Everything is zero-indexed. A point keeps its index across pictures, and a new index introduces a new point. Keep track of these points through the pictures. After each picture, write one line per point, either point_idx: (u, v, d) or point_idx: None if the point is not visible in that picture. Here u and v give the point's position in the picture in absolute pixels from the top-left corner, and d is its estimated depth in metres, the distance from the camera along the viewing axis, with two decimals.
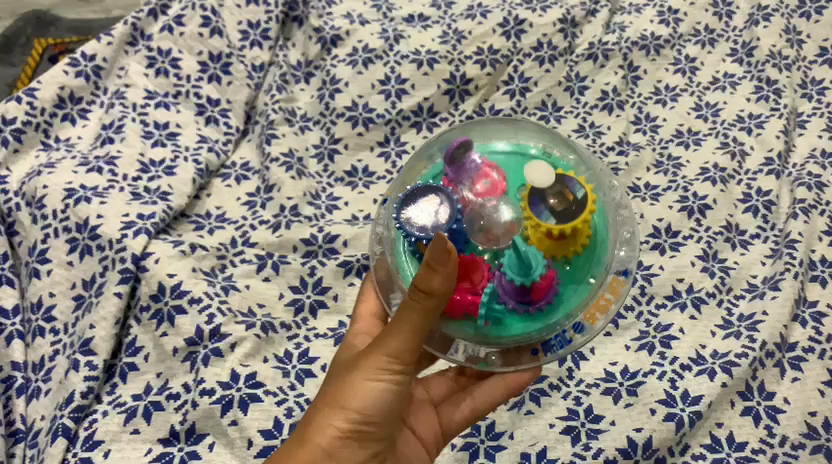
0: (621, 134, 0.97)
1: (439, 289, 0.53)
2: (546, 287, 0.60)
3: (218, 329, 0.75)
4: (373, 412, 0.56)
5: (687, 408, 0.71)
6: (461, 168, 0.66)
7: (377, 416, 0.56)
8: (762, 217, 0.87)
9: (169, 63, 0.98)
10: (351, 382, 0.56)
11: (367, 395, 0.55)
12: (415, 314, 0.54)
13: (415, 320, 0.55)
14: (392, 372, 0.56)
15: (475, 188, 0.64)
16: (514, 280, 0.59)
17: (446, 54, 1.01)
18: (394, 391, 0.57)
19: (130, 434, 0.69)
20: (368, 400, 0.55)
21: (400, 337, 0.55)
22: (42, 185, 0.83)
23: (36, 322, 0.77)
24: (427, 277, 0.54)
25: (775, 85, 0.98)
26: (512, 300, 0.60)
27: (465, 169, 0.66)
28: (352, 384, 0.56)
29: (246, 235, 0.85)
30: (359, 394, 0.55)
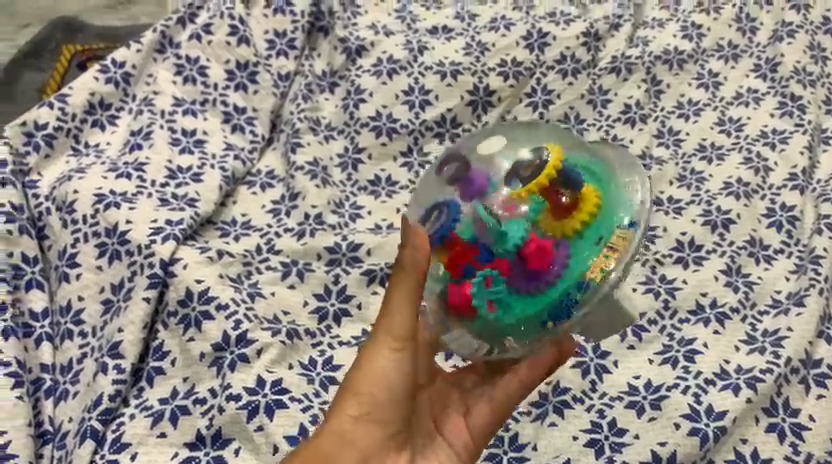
0: (644, 147, 0.97)
1: (413, 263, 0.53)
2: (538, 252, 0.56)
3: (245, 335, 0.76)
4: (383, 397, 0.56)
5: (712, 423, 0.71)
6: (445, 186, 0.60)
7: (388, 399, 0.56)
8: (786, 232, 0.87)
9: (197, 71, 0.99)
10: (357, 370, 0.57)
11: (372, 380, 0.56)
12: (406, 285, 0.53)
13: (407, 299, 0.54)
14: (396, 355, 0.55)
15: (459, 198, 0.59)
16: (498, 252, 0.57)
17: (470, 66, 1.02)
18: (402, 373, 0.56)
19: (157, 437, 0.71)
20: (374, 386, 0.56)
21: (399, 311, 0.54)
22: (73, 190, 0.85)
23: (64, 326, 0.79)
24: (403, 255, 0.53)
25: (799, 101, 0.99)
26: (513, 279, 0.57)
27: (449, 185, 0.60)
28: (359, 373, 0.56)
29: (272, 242, 0.86)
30: (366, 384, 0.56)
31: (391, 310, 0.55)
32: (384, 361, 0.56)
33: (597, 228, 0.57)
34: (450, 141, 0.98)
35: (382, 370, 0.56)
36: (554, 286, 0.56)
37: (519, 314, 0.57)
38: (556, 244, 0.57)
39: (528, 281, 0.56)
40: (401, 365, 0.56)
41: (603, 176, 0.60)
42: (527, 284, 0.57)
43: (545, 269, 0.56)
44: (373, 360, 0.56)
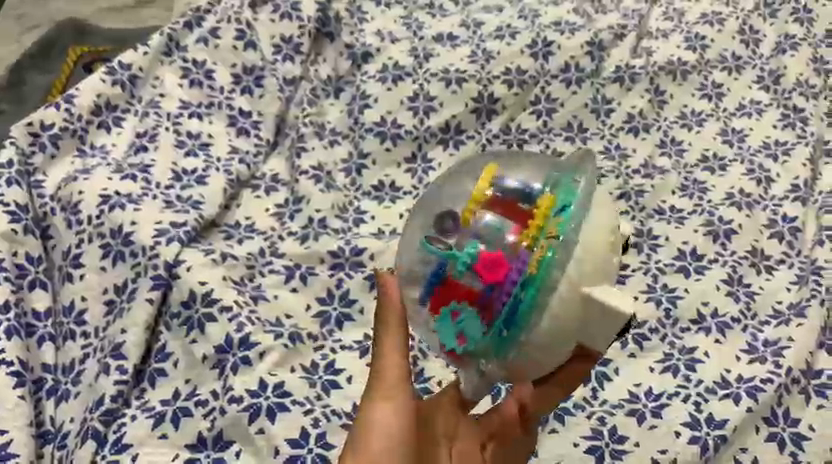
0: (646, 157, 0.97)
1: (394, 297, 0.58)
2: (488, 267, 0.53)
3: (248, 338, 0.76)
4: (388, 431, 0.57)
5: (712, 431, 0.72)
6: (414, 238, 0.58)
7: (395, 433, 0.57)
8: (788, 243, 0.87)
9: (204, 75, 1.00)
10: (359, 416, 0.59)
11: (375, 415, 0.58)
12: (391, 330, 0.59)
13: (396, 333, 0.58)
14: (394, 387, 0.59)
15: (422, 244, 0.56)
16: (453, 279, 0.54)
17: (475, 73, 1.03)
18: (404, 404, 0.58)
19: (158, 439, 0.71)
20: (379, 421, 0.57)
21: (388, 354, 0.59)
22: (78, 190, 0.85)
23: (67, 326, 0.79)
24: (382, 295, 0.59)
25: (802, 113, 1.00)
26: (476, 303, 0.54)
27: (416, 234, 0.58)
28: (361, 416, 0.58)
29: (275, 247, 0.87)
30: (370, 423, 0.57)
31: (383, 348, 0.59)
32: (383, 395, 0.58)
33: (548, 226, 0.53)
34: (454, 148, 0.99)
35: (384, 404, 0.58)
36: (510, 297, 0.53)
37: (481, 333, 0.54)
38: (511, 256, 0.53)
39: (485, 299, 0.53)
40: (401, 395, 0.59)
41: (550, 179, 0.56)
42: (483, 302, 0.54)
43: (499, 281, 0.53)
44: (372, 402, 0.58)
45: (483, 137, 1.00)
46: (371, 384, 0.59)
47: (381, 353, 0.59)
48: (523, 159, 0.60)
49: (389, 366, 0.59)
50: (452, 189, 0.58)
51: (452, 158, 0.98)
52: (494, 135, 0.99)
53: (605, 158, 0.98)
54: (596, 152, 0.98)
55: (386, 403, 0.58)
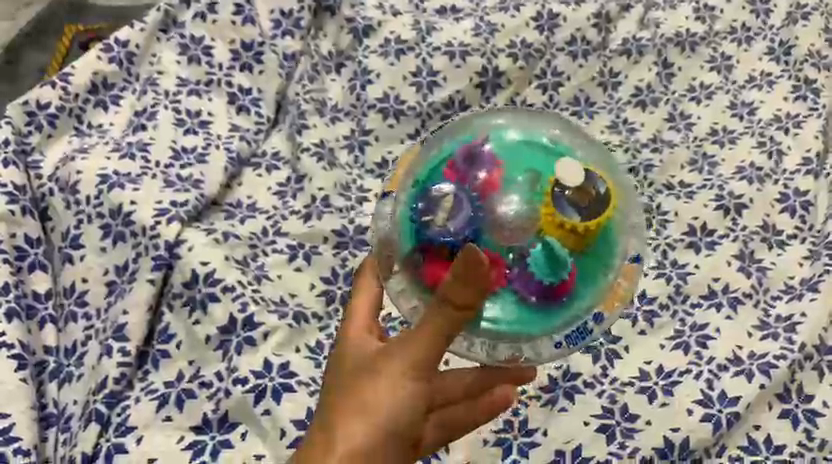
0: (655, 131, 0.95)
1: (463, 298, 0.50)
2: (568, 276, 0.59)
3: (252, 318, 0.75)
4: (386, 426, 0.51)
5: (725, 409, 0.71)
6: (471, 166, 0.60)
7: (392, 428, 0.52)
8: (800, 217, 0.86)
9: (202, 51, 0.97)
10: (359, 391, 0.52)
11: (394, 397, 0.52)
12: (441, 324, 0.51)
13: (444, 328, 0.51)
14: (410, 380, 0.52)
15: (486, 186, 0.58)
16: (534, 271, 0.57)
17: (479, 47, 1.00)
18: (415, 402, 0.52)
19: (162, 421, 0.70)
20: (384, 412, 0.52)
21: (426, 345, 0.51)
22: (76, 170, 0.83)
23: (69, 307, 0.78)
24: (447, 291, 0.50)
25: (814, 84, 0.98)
26: (533, 295, 0.58)
27: (475, 167, 0.60)
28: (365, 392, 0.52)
29: (278, 225, 0.85)
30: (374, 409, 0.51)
31: (419, 335, 0.51)
32: (396, 385, 0.52)
33: (611, 254, 0.61)
34: None
35: (396, 396, 0.52)
36: (558, 302, 0.59)
37: (516, 321, 0.59)
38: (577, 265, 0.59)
39: (543, 291, 0.58)
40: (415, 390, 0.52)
41: (621, 198, 0.62)
42: (532, 294, 0.58)
43: (561, 289, 0.59)
44: (392, 381, 0.52)
45: None
46: (388, 366, 0.52)
47: (412, 339, 0.52)
48: (572, 138, 0.65)
49: (415, 359, 0.52)
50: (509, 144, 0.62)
51: None
52: None
53: (612, 133, 0.96)
54: (602, 127, 0.96)
55: (397, 395, 0.52)
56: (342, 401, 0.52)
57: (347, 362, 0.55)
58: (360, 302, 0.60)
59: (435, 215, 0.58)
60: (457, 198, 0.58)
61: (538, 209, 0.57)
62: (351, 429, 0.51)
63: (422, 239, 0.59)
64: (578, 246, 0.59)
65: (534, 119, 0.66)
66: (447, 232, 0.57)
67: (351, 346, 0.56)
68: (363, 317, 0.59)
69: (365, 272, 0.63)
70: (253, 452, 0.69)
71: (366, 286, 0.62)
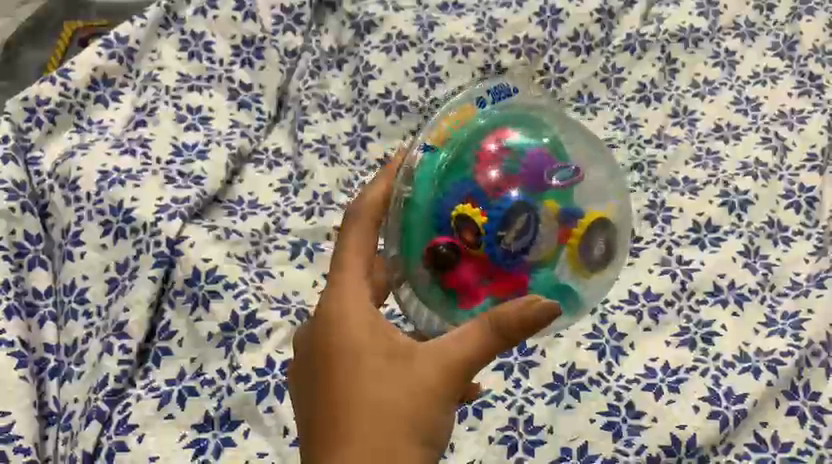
0: (658, 127, 0.95)
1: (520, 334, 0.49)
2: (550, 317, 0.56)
3: (253, 315, 0.75)
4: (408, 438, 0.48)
5: (731, 406, 0.70)
6: (540, 180, 0.53)
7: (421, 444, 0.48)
8: (805, 213, 0.85)
9: (203, 47, 0.97)
10: (390, 397, 0.48)
11: (428, 402, 0.49)
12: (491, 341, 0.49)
13: (479, 354, 0.49)
14: (445, 404, 0.49)
15: (550, 213, 0.53)
16: None
17: (481, 42, 1.00)
18: (445, 428, 0.50)
19: (164, 419, 0.70)
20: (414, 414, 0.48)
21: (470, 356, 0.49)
22: (76, 167, 0.83)
23: (69, 305, 0.77)
24: (507, 321, 0.48)
25: (818, 80, 0.98)
26: None
27: (543, 184, 0.53)
28: (395, 406, 0.48)
29: (280, 223, 0.85)
30: (407, 427, 0.48)
31: (465, 345, 0.49)
32: (427, 398, 0.49)
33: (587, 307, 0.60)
34: None
35: (430, 412, 0.49)
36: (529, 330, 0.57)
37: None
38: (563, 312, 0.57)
39: None
40: (447, 415, 0.50)
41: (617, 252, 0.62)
42: None
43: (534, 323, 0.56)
44: (427, 384, 0.49)
45: None
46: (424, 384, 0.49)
47: (452, 353, 0.49)
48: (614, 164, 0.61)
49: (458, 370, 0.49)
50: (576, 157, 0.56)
51: None
52: None
53: (615, 129, 0.95)
54: (606, 123, 0.96)
55: (432, 412, 0.49)
56: (371, 410, 0.48)
57: (369, 353, 0.50)
58: (349, 266, 0.53)
59: (504, 228, 0.52)
60: (525, 220, 0.52)
61: (572, 254, 0.53)
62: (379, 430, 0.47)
63: (459, 235, 0.52)
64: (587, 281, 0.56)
65: (578, 135, 0.58)
66: (503, 249, 0.52)
67: (362, 337, 0.51)
68: (355, 295, 0.52)
69: (363, 225, 0.54)
70: (254, 451, 0.69)
71: (355, 228, 0.54)
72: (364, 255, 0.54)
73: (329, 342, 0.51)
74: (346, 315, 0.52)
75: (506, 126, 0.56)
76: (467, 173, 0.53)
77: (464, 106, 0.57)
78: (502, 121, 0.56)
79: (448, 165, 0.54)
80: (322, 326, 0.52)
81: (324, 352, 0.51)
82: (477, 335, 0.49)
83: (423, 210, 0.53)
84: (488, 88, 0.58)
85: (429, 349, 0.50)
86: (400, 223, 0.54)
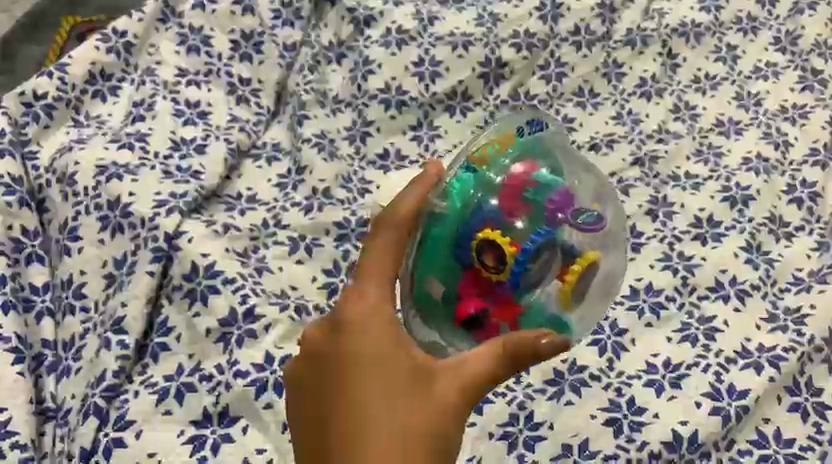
0: (660, 121, 0.94)
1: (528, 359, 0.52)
2: None
3: (253, 310, 0.74)
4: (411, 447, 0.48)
5: (733, 402, 0.70)
6: (556, 216, 0.56)
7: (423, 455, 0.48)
8: (807, 209, 0.85)
9: (201, 41, 0.96)
10: (401, 405, 0.49)
11: (436, 415, 0.49)
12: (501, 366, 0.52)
13: (488, 374, 0.51)
14: (450, 420, 0.50)
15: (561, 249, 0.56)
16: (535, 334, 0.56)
17: (482, 37, 0.99)
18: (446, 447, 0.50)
19: (162, 415, 0.69)
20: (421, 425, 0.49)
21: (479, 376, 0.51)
22: (74, 161, 0.82)
23: (66, 300, 0.76)
24: (519, 346, 0.51)
25: (820, 75, 0.97)
26: None
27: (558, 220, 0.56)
28: (404, 414, 0.49)
29: (279, 218, 0.84)
30: (411, 435, 0.48)
31: (476, 365, 0.52)
32: (436, 412, 0.50)
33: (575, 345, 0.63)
34: (460, 115, 0.96)
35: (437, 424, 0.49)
36: None
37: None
38: None
39: None
40: (450, 433, 0.50)
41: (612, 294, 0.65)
42: None
43: None
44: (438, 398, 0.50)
45: (491, 104, 0.97)
46: (434, 398, 0.50)
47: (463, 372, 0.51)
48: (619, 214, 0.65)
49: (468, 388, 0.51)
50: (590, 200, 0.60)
51: (459, 126, 0.95)
52: (502, 102, 0.97)
53: (616, 124, 0.95)
54: (607, 118, 0.95)
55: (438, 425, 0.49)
56: (381, 414, 0.49)
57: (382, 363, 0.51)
58: (376, 267, 0.53)
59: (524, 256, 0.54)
60: (542, 250, 0.55)
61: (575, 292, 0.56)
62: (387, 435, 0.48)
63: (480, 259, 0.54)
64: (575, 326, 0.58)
65: (591, 180, 0.62)
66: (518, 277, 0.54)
67: (377, 347, 0.51)
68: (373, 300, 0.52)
69: (396, 223, 0.53)
70: (254, 447, 0.68)
71: (386, 233, 0.53)
72: (389, 255, 0.53)
73: (341, 346, 0.51)
74: (360, 319, 0.52)
75: (535, 163, 0.59)
76: (493, 197, 0.56)
77: (506, 132, 0.60)
78: (531, 159, 0.59)
79: (480, 189, 0.56)
80: (335, 330, 0.52)
81: (335, 356, 0.51)
82: (488, 356, 0.52)
83: (449, 225, 0.55)
84: (529, 119, 0.62)
85: (441, 366, 0.52)
86: (426, 232, 0.56)
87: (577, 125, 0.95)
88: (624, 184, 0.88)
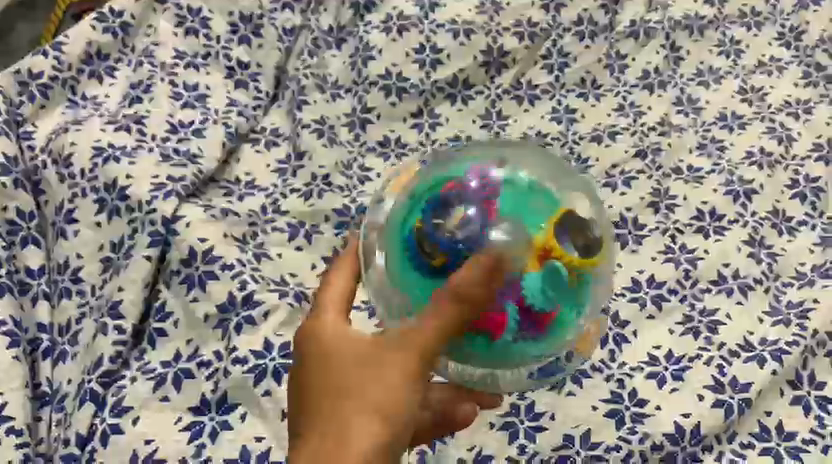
0: (663, 114, 0.93)
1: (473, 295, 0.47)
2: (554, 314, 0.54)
3: (252, 296, 0.73)
4: (365, 414, 0.47)
5: (736, 395, 0.69)
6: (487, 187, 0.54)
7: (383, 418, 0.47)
8: (810, 203, 0.84)
9: (199, 23, 0.94)
10: (354, 381, 0.48)
11: (388, 378, 0.47)
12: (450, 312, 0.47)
13: (433, 328, 0.47)
14: (404, 378, 0.47)
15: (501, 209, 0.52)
16: (536, 297, 0.52)
17: (484, 25, 0.99)
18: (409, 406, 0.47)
19: (159, 401, 0.68)
20: (373, 392, 0.47)
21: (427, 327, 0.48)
22: (70, 142, 0.81)
23: (62, 283, 0.75)
24: (454, 286, 0.47)
25: (824, 71, 0.97)
26: (520, 320, 0.53)
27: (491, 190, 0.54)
28: (357, 387, 0.48)
29: (277, 204, 0.83)
30: (363, 406, 0.47)
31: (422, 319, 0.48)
32: (387, 374, 0.47)
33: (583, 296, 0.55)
34: (462, 103, 0.95)
35: (390, 387, 0.47)
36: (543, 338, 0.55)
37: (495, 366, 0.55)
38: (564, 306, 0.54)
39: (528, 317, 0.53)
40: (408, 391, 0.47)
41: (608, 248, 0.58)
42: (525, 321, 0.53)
43: (546, 323, 0.54)
44: (386, 362, 0.48)
45: (493, 92, 0.96)
46: (387, 366, 0.48)
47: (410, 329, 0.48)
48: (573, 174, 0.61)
49: (415, 343, 0.48)
50: (525, 166, 0.57)
51: (461, 114, 0.94)
52: (504, 91, 0.96)
53: (618, 117, 0.94)
54: (610, 110, 0.94)
55: (391, 387, 0.47)
56: (334, 401, 0.48)
57: (340, 348, 0.50)
58: (336, 283, 0.57)
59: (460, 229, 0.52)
60: (477, 217, 0.52)
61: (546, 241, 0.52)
62: (342, 411, 0.47)
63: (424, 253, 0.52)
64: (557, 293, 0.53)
65: (534, 154, 0.59)
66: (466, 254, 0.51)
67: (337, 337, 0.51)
68: (334, 311, 0.54)
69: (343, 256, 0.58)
70: (253, 434, 0.67)
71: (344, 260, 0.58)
72: (348, 272, 0.57)
73: (307, 347, 0.52)
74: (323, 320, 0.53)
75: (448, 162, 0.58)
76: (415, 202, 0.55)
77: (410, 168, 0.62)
78: (446, 160, 0.59)
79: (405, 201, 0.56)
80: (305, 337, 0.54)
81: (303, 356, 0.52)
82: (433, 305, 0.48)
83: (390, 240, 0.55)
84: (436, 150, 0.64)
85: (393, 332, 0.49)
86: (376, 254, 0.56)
87: (579, 116, 0.94)
88: (626, 176, 0.87)
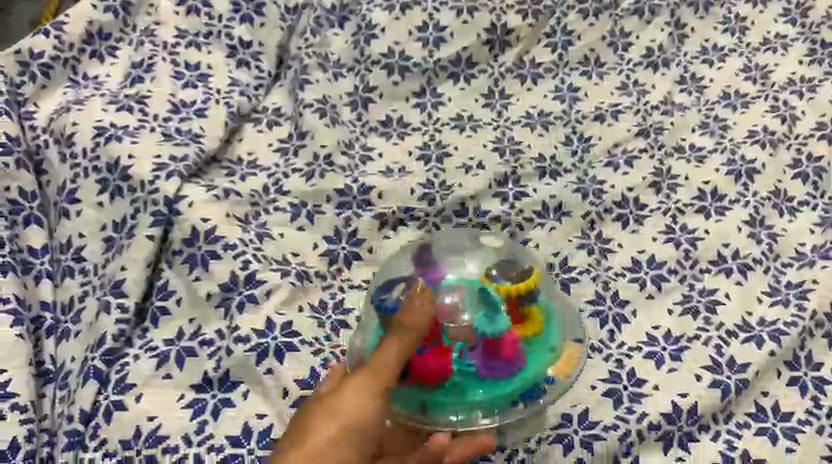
0: (666, 93, 0.93)
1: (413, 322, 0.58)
2: (510, 346, 0.62)
3: (254, 275, 0.73)
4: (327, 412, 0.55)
5: (734, 375, 0.69)
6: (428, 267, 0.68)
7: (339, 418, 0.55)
8: (812, 183, 0.84)
9: (201, 2, 0.95)
10: (330, 390, 0.58)
11: (350, 389, 0.56)
12: (400, 340, 0.57)
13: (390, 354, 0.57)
14: (361, 388, 0.56)
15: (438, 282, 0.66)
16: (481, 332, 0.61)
17: (487, 3, 0.98)
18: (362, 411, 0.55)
19: (162, 379, 0.69)
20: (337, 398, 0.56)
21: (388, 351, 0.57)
22: (72, 122, 0.81)
23: (65, 262, 0.76)
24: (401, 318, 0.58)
25: (830, 48, 0.96)
26: (480, 360, 0.62)
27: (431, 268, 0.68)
28: (329, 393, 0.57)
29: (279, 183, 0.84)
30: (327, 406, 0.56)
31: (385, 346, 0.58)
32: (351, 384, 0.57)
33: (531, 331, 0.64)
34: (464, 83, 0.95)
35: (351, 393, 0.56)
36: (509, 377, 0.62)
37: (476, 407, 0.62)
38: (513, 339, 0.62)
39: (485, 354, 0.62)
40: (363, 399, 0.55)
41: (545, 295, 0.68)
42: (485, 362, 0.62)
43: (507, 359, 0.62)
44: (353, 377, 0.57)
45: (495, 71, 0.96)
46: (351, 381, 0.57)
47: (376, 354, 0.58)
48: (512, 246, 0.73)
49: (377, 364, 0.57)
50: (459, 243, 0.72)
51: (463, 94, 0.94)
52: (507, 70, 0.96)
53: (622, 95, 0.94)
54: (613, 88, 0.94)
55: (350, 394, 0.56)
56: (309, 406, 0.57)
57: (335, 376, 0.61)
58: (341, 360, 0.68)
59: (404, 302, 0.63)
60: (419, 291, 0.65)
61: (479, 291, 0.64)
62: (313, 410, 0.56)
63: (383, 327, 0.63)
64: (502, 321, 0.62)
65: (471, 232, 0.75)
66: None
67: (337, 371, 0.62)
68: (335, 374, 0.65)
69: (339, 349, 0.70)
70: (254, 411, 0.68)
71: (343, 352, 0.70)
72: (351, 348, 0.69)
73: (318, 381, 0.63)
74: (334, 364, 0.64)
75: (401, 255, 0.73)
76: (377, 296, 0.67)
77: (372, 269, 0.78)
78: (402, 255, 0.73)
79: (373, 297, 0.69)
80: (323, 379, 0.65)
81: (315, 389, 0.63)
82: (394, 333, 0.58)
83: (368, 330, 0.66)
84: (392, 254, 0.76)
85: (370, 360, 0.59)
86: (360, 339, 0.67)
87: (582, 95, 0.93)
88: (628, 155, 0.87)
